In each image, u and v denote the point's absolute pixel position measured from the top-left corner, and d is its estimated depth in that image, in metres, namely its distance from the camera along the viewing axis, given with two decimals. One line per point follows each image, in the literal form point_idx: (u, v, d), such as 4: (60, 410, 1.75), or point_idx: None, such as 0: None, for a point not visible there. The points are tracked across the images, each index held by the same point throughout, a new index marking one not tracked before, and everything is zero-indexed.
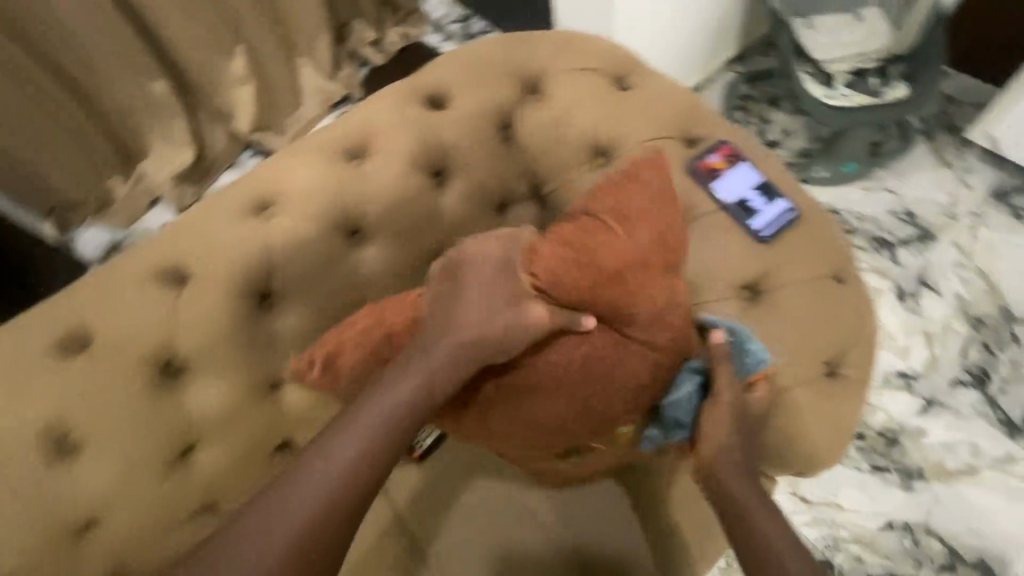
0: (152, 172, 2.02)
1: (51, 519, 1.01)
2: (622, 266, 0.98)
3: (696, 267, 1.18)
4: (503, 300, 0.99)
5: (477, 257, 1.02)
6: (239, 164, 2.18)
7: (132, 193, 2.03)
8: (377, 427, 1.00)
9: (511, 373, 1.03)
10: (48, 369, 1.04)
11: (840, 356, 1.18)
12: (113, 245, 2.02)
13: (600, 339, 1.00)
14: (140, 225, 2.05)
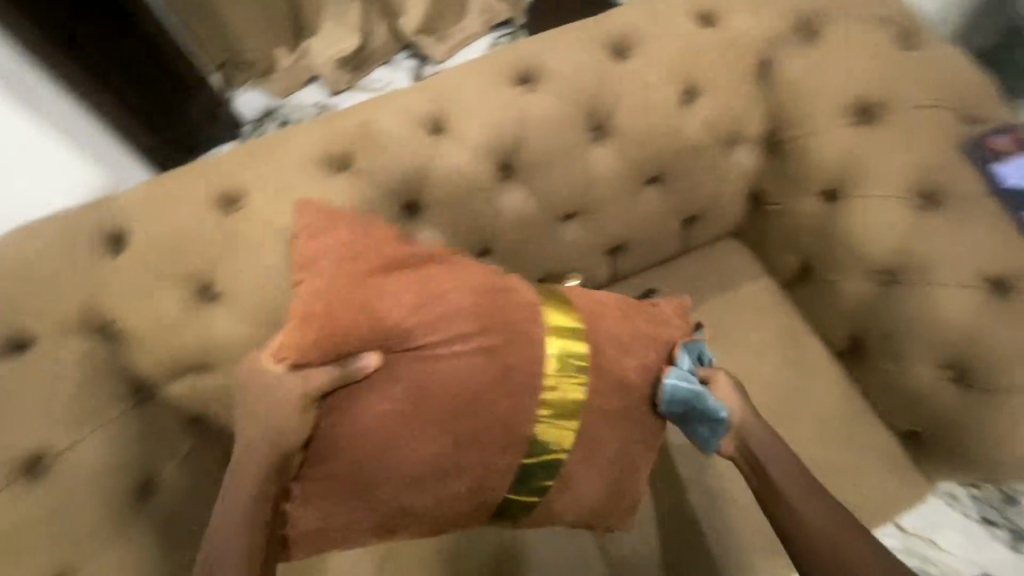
0: (314, 51, 1.57)
1: (106, 387, 0.89)
2: (398, 329, 0.72)
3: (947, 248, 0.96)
4: (357, 290, 0.72)
5: (311, 225, 0.80)
6: (393, 67, 1.68)
7: (293, 69, 1.59)
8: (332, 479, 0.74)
9: (396, 415, 0.74)
10: (206, 224, 0.92)
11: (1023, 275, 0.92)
12: (271, 115, 1.61)
13: (424, 332, 0.74)
14: (297, 104, 1.62)
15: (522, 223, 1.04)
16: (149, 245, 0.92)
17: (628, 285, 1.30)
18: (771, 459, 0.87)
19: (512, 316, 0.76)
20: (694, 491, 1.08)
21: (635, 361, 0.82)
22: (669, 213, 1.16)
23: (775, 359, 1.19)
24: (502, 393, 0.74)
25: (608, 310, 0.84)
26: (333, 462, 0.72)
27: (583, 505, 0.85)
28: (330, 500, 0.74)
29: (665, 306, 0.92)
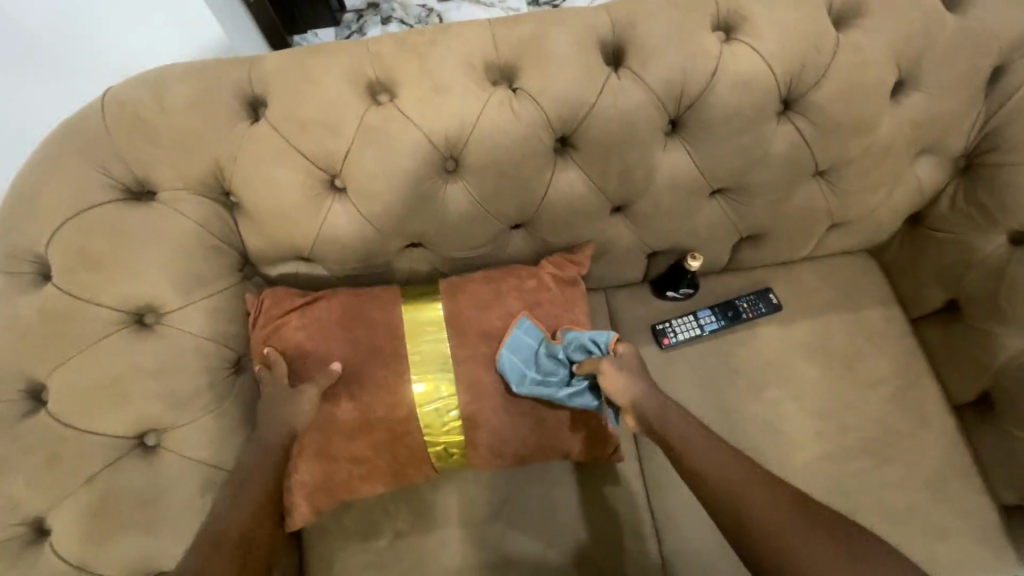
0: None
1: (211, 265, 0.86)
2: (354, 382, 0.87)
3: None
4: (305, 320, 0.88)
5: (267, 310, 0.88)
6: None
7: None
8: (339, 383, 0.87)
9: (388, 328, 0.88)
10: (350, 108, 0.84)
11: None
12: (372, 6, 1.50)
13: (359, 400, 0.87)
14: None
15: (673, 189, 0.95)
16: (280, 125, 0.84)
17: (741, 278, 1.21)
18: (673, 430, 0.81)
19: (372, 321, 0.88)
20: (681, 502, 1.07)
21: (500, 312, 0.90)
22: (821, 214, 1.06)
23: (885, 393, 1.11)
24: (360, 328, 0.88)
25: (475, 285, 0.93)
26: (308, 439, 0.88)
27: (531, 456, 0.95)
28: (317, 446, 0.89)
29: (544, 270, 0.95)
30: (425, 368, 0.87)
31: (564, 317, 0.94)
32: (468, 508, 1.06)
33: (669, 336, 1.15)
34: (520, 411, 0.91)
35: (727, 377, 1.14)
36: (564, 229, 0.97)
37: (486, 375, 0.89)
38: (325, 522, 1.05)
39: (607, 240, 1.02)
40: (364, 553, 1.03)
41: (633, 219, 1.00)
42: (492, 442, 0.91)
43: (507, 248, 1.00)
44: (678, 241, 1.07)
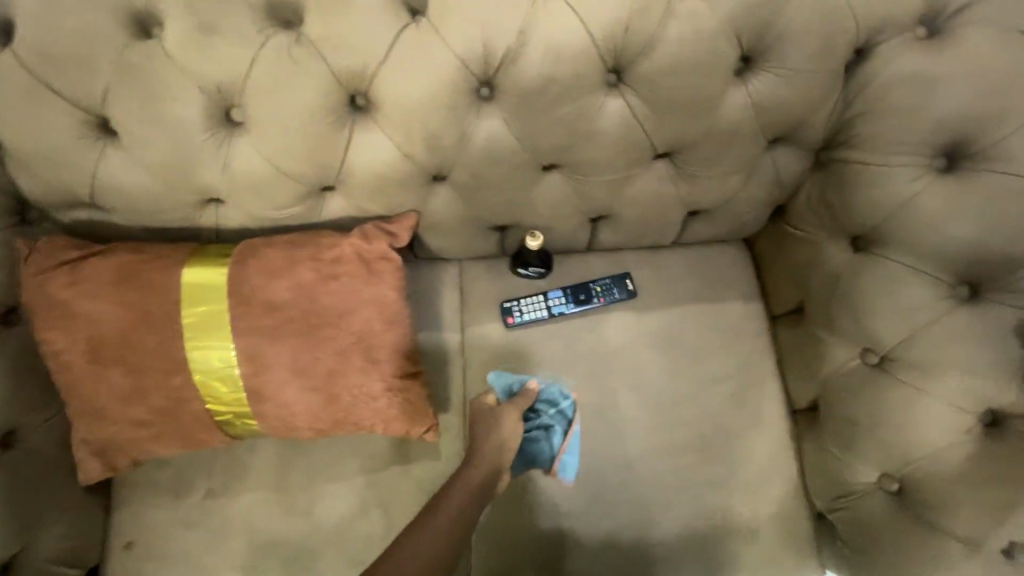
0: None
1: None
2: (124, 344, 0.82)
3: (876, 295, 0.85)
4: (76, 276, 0.82)
5: (37, 262, 0.82)
6: None
7: None
8: (109, 343, 0.82)
9: (165, 293, 0.82)
10: (105, 39, 0.73)
11: (879, 318, 0.85)
12: None
13: (131, 365, 0.83)
14: None
15: (492, 160, 0.86)
16: (24, 53, 0.74)
17: (603, 258, 1.15)
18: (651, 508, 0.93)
19: (148, 281, 0.82)
20: None
21: (288, 283, 0.84)
22: (673, 198, 0.97)
23: (725, 391, 1.07)
24: (133, 288, 0.82)
25: (269, 249, 0.86)
26: (78, 396, 0.84)
27: (326, 429, 0.91)
28: (92, 406, 0.85)
29: (349, 239, 0.88)
30: (200, 334, 0.82)
31: (364, 291, 0.87)
32: (281, 472, 1.04)
33: (514, 315, 1.10)
34: (311, 385, 0.86)
35: (568, 362, 1.09)
36: (378, 195, 0.89)
37: (268, 346, 0.84)
38: (135, 476, 1.03)
39: (434, 209, 0.95)
40: (171, 507, 1.02)
41: (459, 189, 0.92)
42: (490, 457, 0.89)
43: (322, 213, 0.92)
44: (518, 216, 0.99)
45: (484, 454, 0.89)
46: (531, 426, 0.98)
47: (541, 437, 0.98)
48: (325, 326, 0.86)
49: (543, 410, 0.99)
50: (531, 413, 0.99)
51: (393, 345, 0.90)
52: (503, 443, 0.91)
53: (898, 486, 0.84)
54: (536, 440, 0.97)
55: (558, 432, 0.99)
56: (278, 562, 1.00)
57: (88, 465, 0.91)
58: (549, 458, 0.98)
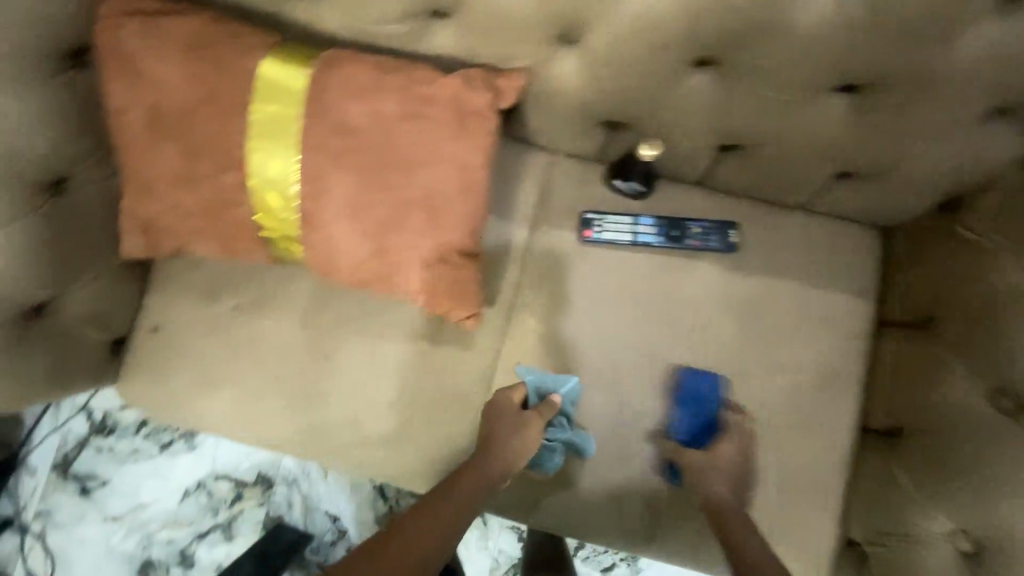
0: None
1: None
2: (187, 124, 0.75)
3: None
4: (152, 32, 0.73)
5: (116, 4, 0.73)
6: None
7: None
8: (173, 117, 0.75)
9: (240, 78, 0.73)
10: None
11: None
12: None
13: (191, 149, 0.76)
14: None
15: (645, 30, 0.70)
16: None
17: (712, 198, 0.99)
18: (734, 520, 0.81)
19: (224, 59, 0.73)
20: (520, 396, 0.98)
21: (369, 107, 0.74)
22: (828, 147, 0.81)
23: (793, 381, 0.95)
24: (209, 63, 0.73)
25: (359, 64, 0.75)
26: (132, 166, 0.79)
27: (369, 279, 0.85)
28: (143, 179, 0.80)
29: (449, 79, 0.75)
30: (267, 135, 0.75)
31: (450, 142, 0.76)
32: (311, 311, 1.00)
33: (594, 230, 0.98)
34: (365, 228, 0.79)
35: (632, 298, 0.98)
36: (497, 38, 0.76)
37: (332, 171, 0.75)
38: (172, 267, 1.01)
39: (552, 77, 0.81)
40: (198, 310, 1.01)
41: (591, 60, 0.77)
42: (510, 452, 0.85)
43: (427, 41, 0.79)
44: (639, 114, 0.84)
45: (501, 454, 0.85)
46: (547, 435, 0.92)
47: (555, 448, 0.92)
48: (395, 170, 0.75)
49: (563, 420, 0.93)
50: (550, 420, 0.92)
51: (461, 215, 0.80)
52: (525, 446, 0.86)
53: (974, 548, 0.75)
54: (551, 448, 0.92)
55: (572, 446, 0.94)
56: (288, 393, 1.00)
57: (131, 240, 0.87)
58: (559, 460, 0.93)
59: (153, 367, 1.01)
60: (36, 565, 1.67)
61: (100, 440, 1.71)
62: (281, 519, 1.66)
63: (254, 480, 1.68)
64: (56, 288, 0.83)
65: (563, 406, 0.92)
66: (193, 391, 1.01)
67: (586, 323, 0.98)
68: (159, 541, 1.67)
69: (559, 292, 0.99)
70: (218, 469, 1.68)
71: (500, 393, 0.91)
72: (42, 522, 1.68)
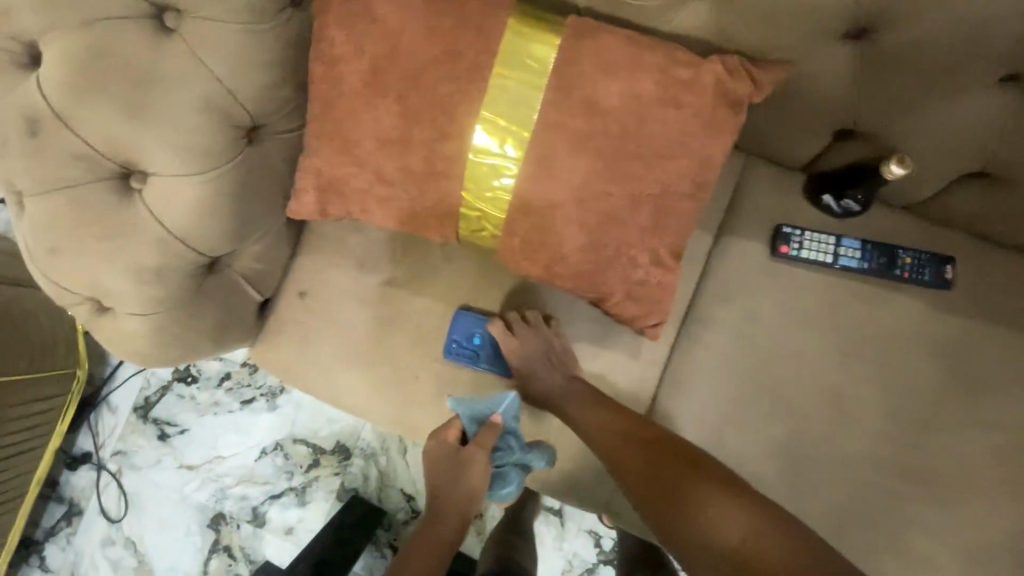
0: None
1: None
2: (414, 80, 0.67)
3: None
4: None
5: None
6: None
7: None
8: (401, 74, 0.67)
9: (486, 39, 0.66)
10: None
11: None
12: None
13: (412, 110, 0.68)
14: None
15: (967, 35, 0.62)
16: None
17: (919, 226, 0.90)
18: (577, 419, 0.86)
19: (469, 15, 0.66)
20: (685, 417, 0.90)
21: (621, 86, 0.65)
22: None
23: (989, 437, 0.87)
24: (454, 16, 0.65)
25: (618, 38, 0.66)
26: (340, 121, 0.72)
27: (564, 273, 0.77)
28: (347, 136, 0.73)
29: (714, 64, 0.67)
30: (502, 105, 0.67)
31: (701, 137, 0.68)
32: (470, 297, 0.93)
33: (791, 246, 0.89)
34: (582, 220, 0.71)
35: (818, 325, 0.90)
36: (775, 23, 0.67)
37: (567, 154, 0.67)
38: (327, 231, 0.96)
39: (814, 75, 0.71)
40: (349, 280, 0.95)
41: (874, 58, 0.68)
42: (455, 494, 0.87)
43: (685, 19, 0.70)
44: (896, 127, 0.74)
45: (448, 501, 0.87)
46: (496, 462, 0.88)
47: (506, 474, 0.89)
48: (638, 159, 0.67)
49: (511, 440, 0.88)
50: (495, 445, 0.88)
51: (688, 216, 0.72)
52: (474, 483, 0.86)
53: None
54: (502, 474, 0.89)
55: (524, 464, 0.89)
56: (433, 378, 0.94)
57: (302, 199, 0.81)
58: (518, 476, 0.89)
59: (296, 332, 0.96)
60: (109, 504, 1.66)
61: (182, 387, 1.69)
62: (355, 491, 1.62)
63: (333, 449, 1.65)
64: (233, 242, 0.77)
65: (505, 424, 0.87)
66: (333, 364, 0.96)
67: (767, 347, 0.90)
68: (231, 496, 1.64)
69: (737, 309, 0.91)
70: (297, 433, 1.65)
71: (436, 435, 0.88)
72: (119, 461, 1.67)
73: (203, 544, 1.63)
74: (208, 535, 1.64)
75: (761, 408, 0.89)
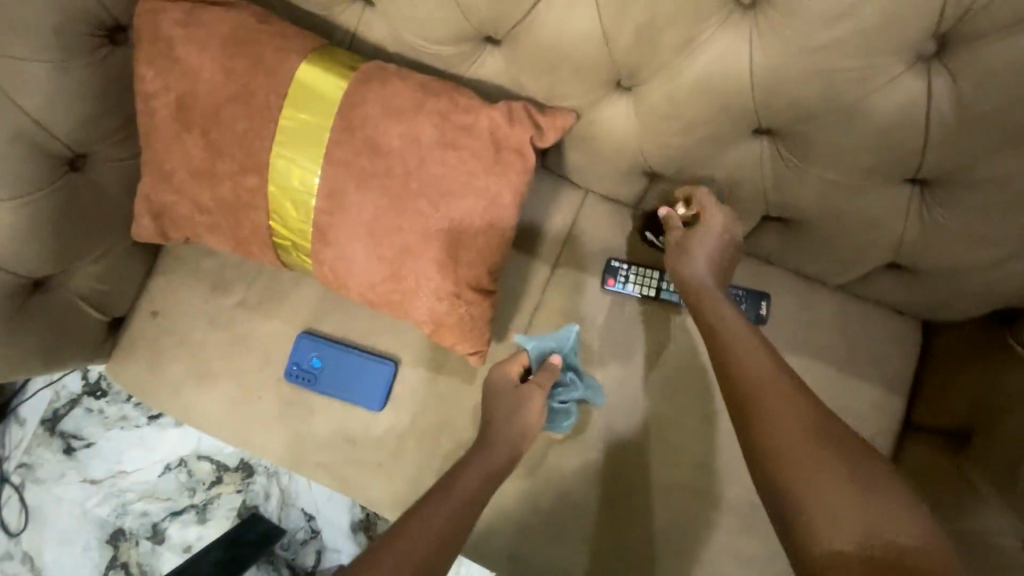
0: None
1: None
2: (212, 119, 0.72)
3: None
4: (193, 24, 0.71)
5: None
6: None
7: None
8: (201, 112, 0.72)
9: (274, 83, 0.70)
10: None
11: None
12: None
13: (213, 145, 0.73)
14: None
15: (707, 91, 0.65)
16: None
17: (745, 263, 0.93)
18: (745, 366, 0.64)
19: (259, 61, 0.70)
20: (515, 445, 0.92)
21: (403, 128, 0.70)
22: (886, 239, 0.74)
23: None
24: (244, 62, 0.70)
25: (403, 84, 0.71)
26: (154, 153, 0.76)
27: (375, 299, 0.80)
28: (163, 167, 0.77)
29: (492, 112, 0.71)
30: (291, 144, 0.71)
31: (482, 177, 0.72)
32: (315, 320, 0.96)
33: (618, 278, 0.91)
34: (379, 250, 0.75)
35: (646, 357, 0.92)
36: (548, 77, 0.71)
37: (355, 191, 0.72)
38: (184, 252, 0.99)
39: (600, 121, 0.76)
40: (201, 300, 0.98)
41: (642, 110, 0.72)
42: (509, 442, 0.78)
43: (474, 68, 0.75)
44: (683, 172, 0.78)
45: (506, 442, 0.78)
46: (558, 398, 0.86)
47: (569, 410, 0.87)
48: (421, 197, 0.72)
49: (573, 376, 0.87)
50: (557, 381, 0.87)
51: (483, 248, 0.76)
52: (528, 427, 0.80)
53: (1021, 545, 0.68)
54: (565, 410, 0.87)
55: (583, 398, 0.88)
56: (280, 399, 0.96)
57: (142, 223, 0.84)
58: (570, 415, 0.88)
59: (149, 351, 0.98)
60: (9, 517, 1.53)
61: (90, 401, 1.54)
62: (256, 511, 1.48)
63: (236, 466, 1.50)
64: (62, 263, 0.82)
65: (567, 361, 0.86)
66: (184, 383, 0.97)
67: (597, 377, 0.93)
68: (133, 511, 1.51)
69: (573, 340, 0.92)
70: (201, 449, 1.50)
71: (499, 367, 0.85)
72: (24, 475, 1.54)
73: (101, 560, 1.49)
74: (106, 552, 1.50)
75: (591, 437, 0.91)
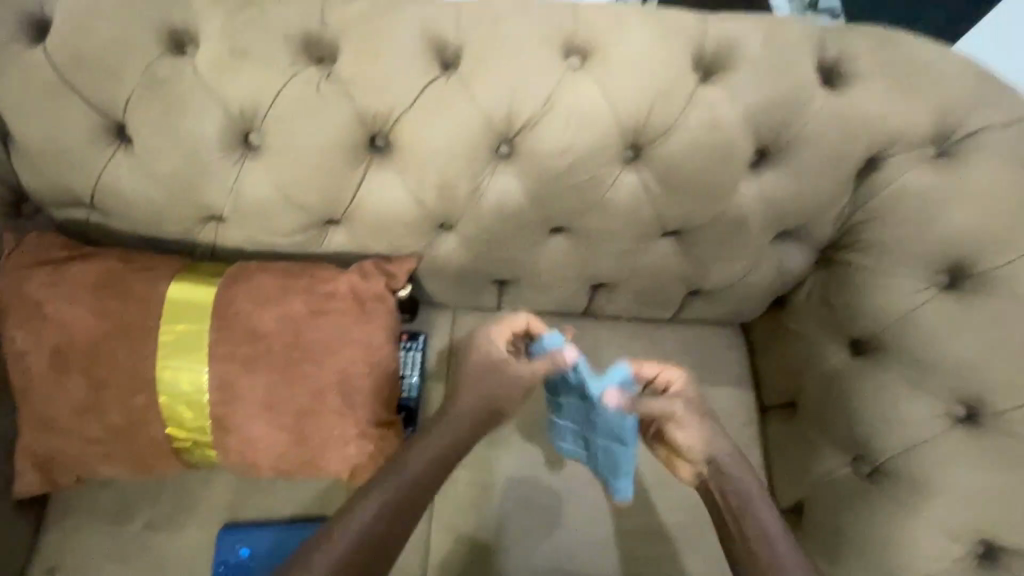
0: None
1: None
2: (92, 355, 0.78)
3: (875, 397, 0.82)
4: (59, 280, 0.79)
5: (26, 261, 0.80)
6: None
7: None
8: (80, 352, 0.78)
9: (148, 306, 0.80)
10: (143, 60, 0.75)
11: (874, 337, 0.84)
12: None
13: (96, 377, 0.79)
14: None
15: (505, 216, 0.86)
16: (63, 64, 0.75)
17: (596, 323, 1.10)
18: (736, 485, 0.80)
19: (130, 293, 0.80)
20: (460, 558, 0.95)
21: (276, 311, 0.82)
22: (675, 278, 0.97)
23: None
24: (116, 298, 0.79)
25: (268, 275, 0.84)
26: (34, 403, 0.80)
27: (286, 466, 0.85)
28: (45, 414, 0.80)
29: (347, 276, 0.86)
30: (176, 354, 0.79)
31: (355, 329, 0.84)
32: (232, 510, 0.96)
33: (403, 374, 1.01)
34: (279, 419, 0.82)
35: None
36: (384, 236, 0.88)
37: (242, 375, 0.80)
38: (77, 491, 0.96)
39: (438, 256, 0.94)
40: (102, 535, 0.94)
41: (466, 239, 0.91)
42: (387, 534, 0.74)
43: (325, 244, 0.90)
44: (516, 273, 0.97)
45: None
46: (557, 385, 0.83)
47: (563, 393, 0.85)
48: (306, 361, 0.82)
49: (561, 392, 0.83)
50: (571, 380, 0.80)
51: (373, 387, 0.86)
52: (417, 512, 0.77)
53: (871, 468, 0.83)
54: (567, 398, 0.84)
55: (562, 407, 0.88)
56: None
57: (26, 475, 0.83)
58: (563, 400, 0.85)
59: None
60: None
61: None
62: None
63: None
64: None
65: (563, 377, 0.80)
66: None
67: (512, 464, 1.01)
68: None
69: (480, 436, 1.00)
70: None
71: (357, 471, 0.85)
72: None
73: None
74: None
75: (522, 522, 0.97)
